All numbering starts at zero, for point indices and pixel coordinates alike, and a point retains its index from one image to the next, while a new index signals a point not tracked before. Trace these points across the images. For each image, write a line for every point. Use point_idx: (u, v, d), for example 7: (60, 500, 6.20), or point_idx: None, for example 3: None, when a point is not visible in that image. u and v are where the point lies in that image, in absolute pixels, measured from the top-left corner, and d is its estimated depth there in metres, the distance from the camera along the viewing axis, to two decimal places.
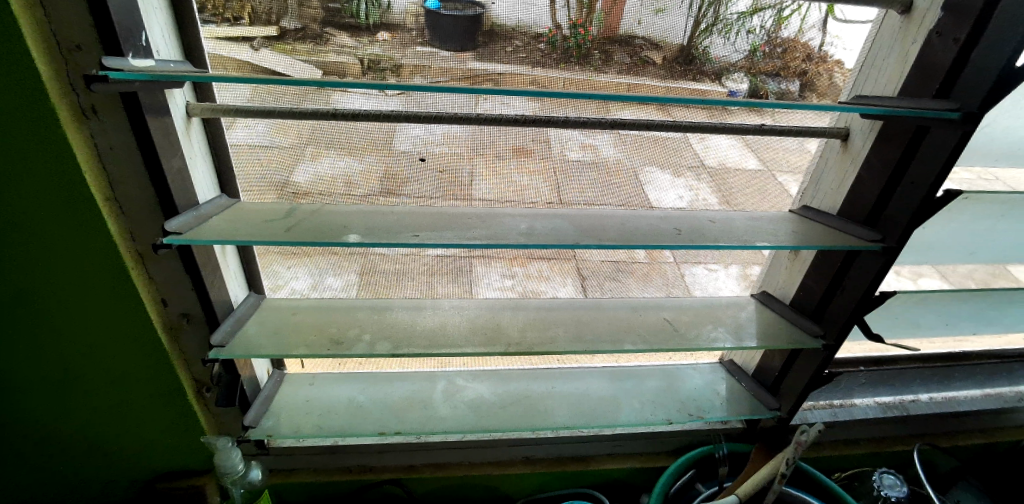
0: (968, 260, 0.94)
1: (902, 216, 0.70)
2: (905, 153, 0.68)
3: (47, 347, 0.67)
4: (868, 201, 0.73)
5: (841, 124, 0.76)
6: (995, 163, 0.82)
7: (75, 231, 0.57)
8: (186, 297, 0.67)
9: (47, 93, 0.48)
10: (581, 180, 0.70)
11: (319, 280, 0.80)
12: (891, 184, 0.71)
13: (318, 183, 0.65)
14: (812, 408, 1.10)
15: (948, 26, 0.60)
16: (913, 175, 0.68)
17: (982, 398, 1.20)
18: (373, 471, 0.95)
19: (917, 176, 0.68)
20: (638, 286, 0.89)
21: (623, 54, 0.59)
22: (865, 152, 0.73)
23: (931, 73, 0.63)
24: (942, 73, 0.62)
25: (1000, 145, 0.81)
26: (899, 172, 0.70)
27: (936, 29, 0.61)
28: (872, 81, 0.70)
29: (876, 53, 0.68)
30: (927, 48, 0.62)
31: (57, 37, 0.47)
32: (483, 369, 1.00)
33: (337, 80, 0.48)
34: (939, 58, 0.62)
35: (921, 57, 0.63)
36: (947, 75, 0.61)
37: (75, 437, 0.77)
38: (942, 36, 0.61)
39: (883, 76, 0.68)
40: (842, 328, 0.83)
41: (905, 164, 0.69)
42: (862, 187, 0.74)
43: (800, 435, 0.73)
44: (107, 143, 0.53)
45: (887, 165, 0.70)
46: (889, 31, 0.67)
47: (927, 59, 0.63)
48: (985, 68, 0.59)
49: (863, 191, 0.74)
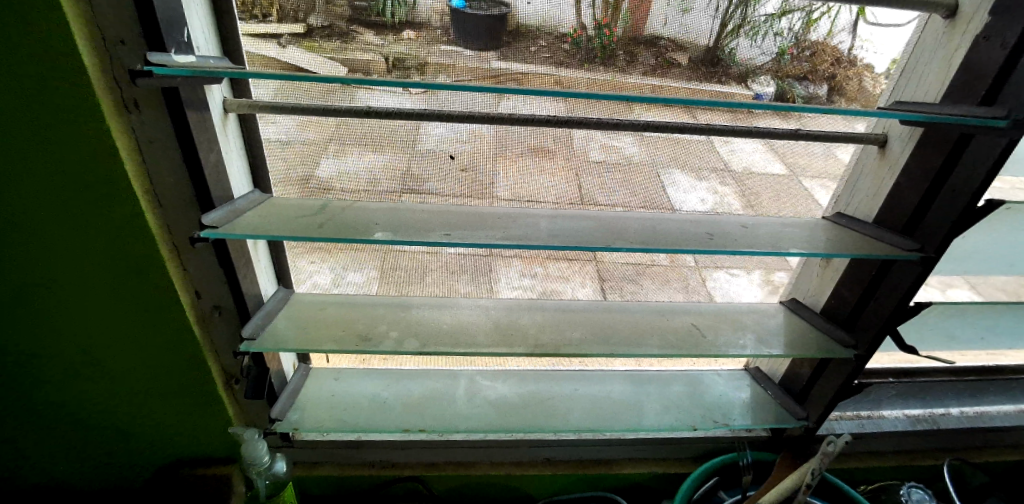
0: (1007, 272, 0.90)
1: (942, 224, 0.68)
2: (947, 161, 0.67)
3: (83, 335, 0.68)
4: (905, 209, 0.72)
5: (879, 130, 0.74)
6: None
7: (113, 224, 0.58)
8: (217, 289, 0.69)
9: (91, 87, 0.49)
10: (604, 180, 0.69)
11: (342, 276, 0.81)
12: (931, 193, 0.69)
13: (344, 179, 0.66)
14: (838, 418, 1.07)
15: (994, 30, 0.59)
16: (954, 183, 0.67)
17: (1015, 414, 1.16)
18: (394, 467, 0.96)
19: (958, 184, 0.66)
20: (655, 287, 0.86)
21: (648, 54, 0.58)
22: (904, 159, 0.72)
23: (975, 79, 0.61)
24: (988, 78, 0.60)
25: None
26: (939, 181, 0.68)
27: (983, 33, 0.60)
28: (914, 87, 0.67)
29: (918, 58, 0.66)
30: (971, 52, 0.61)
31: (103, 31, 0.48)
32: (502, 369, 1.00)
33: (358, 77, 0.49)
34: (984, 60, 0.60)
35: (967, 61, 0.61)
36: (994, 80, 0.59)
37: (107, 422, 0.79)
38: (989, 41, 0.59)
39: (926, 81, 0.66)
40: (874, 338, 0.81)
41: (944, 174, 0.68)
42: (901, 194, 0.72)
43: (827, 446, 0.71)
44: (147, 136, 0.54)
45: (927, 173, 0.69)
46: (931, 33, 0.65)
47: (973, 63, 0.61)
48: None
49: (900, 199, 0.72)
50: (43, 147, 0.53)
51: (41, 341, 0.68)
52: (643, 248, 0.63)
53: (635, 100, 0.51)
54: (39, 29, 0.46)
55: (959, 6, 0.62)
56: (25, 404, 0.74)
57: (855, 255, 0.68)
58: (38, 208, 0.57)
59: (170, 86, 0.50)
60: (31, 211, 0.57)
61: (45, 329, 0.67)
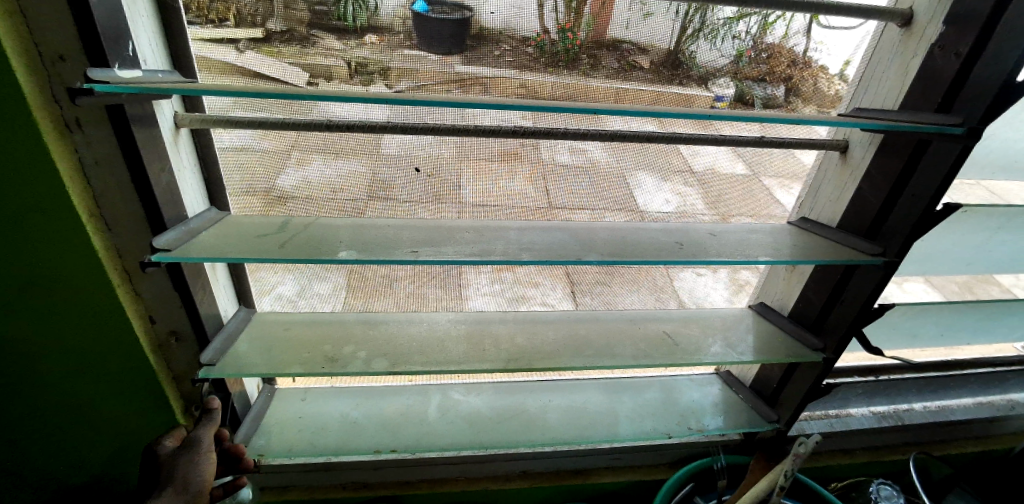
0: (965, 271, 0.94)
1: (903, 226, 0.71)
2: (907, 166, 0.69)
3: (26, 359, 0.63)
4: (869, 213, 0.74)
5: (840, 137, 0.77)
6: (990, 176, 0.83)
7: (59, 247, 0.55)
8: (175, 315, 0.65)
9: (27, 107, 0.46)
10: (572, 185, 0.69)
11: (307, 287, 0.78)
12: (893, 196, 0.71)
13: (306, 187, 0.64)
14: (809, 418, 1.09)
15: (949, 40, 0.62)
16: (914, 187, 0.69)
17: (974, 407, 1.20)
18: (370, 488, 0.92)
19: (918, 189, 0.68)
20: (625, 289, 0.87)
21: (611, 58, 0.59)
22: (865, 164, 0.74)
23: (935, 86, 0.64)
24: (946, 85, 0.63)
25: (995, 158, 0.82)
26: (901, 184, 0.70)
27: (939, 43, 0.63)
28: (871, 94, 0.71)
29: (875, 66, 0.70)
30: (929, 62, 0.64)
31: (40, 47, 0.44)
32: (477, 381, 0.98)
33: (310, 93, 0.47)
34: (941, 69, 0.63)
35: (924, 69, 0.64)
36: (949, 88, 0.63)
37: (55, 458, 0.74)
38: (944, 51, 0.62)
39: (884, 87, 0.70)
40: (841, 341, 0.82)
41: (905, 177, 0.70)
42: (863, 198, 0.75)
43: (798, 447, 0.72)
44: (92, 157, 0.51)
45: (888, 177, 0.71)
46: (887, 43, 0.69)
47: (930, 71, 0.64)
48: (988, 81, 0.59)
49: (864, 204, 0.75)
50: None
51: (15, 346, 0.62)
52: (616, 261, 0.63)
53: (602, 112, 0.52)
54: None
55: (914, 17, 0.65)
56: None
57: (822, 262, 0.69)
58: None
59: (113, 101, 0.46)
60: (4, 207, 0.51)
61: (19, 334, 0.61)
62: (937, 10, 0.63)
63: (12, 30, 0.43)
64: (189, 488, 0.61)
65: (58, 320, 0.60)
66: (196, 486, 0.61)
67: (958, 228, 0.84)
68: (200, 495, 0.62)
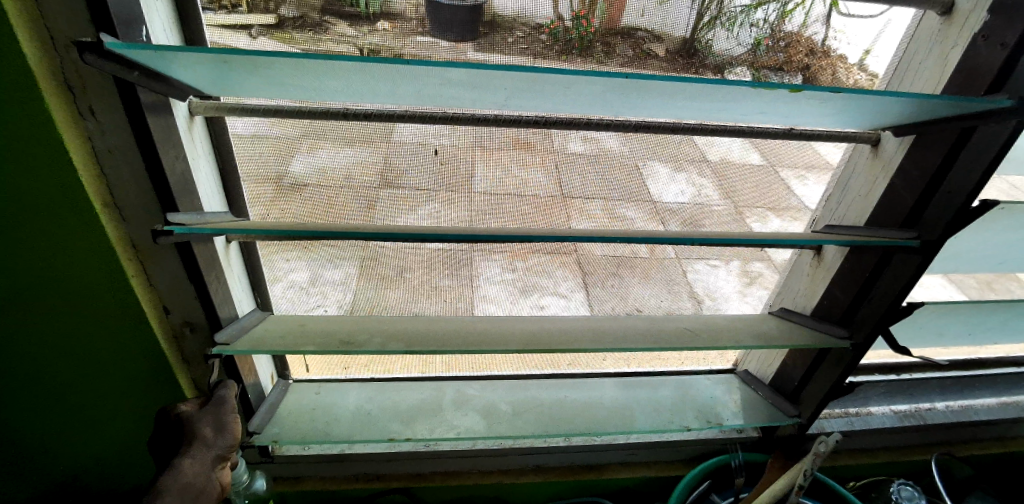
0: (995, 268, 0.91)
1: (937, 219, 0.68)
2: (945, 160, 0.66)
3: (47, 343, 0.64)
4: (903, 209, 0.72)
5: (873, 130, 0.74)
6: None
7: (76, 235, 0.56)
8: (185, 303, 0.65)
9: (39, 91, 0.47)
10: (583, 174, 0.69)
11: (318, 274, 0.78)
12: (928, 192, 0.69)
13: (319, 174, 0.65)
14: (828, 416, 1.07)
15: (994, 29, 0.59)
16: (951, 183, 0.66)
17: (998, 407, 1.16)
18: (382, 479, 0.93)
19: (954, 185, 0.66)
20: (640, 282, 0.87)
21: (626, 46, 0.59)
22: (897, 159, 0.72)
23: (975, 78, 0.61)
24: (988, 75, 0.60)
25: None
26: (936, 180, 0.68)
27: (981, 32, 0.60)
28: (908, 85, 0.70)
29: (911, 56, 0.69)
30: (972, 51, 0.61)
31: (54, 33, 0.45)
32: (491, 374, 0.97)
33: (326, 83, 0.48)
34: (984, 61, 0.60)
35: (965, 60, 0.62)
36: (995, 78, 0.60)
37: (78, 442, 0.75)
38: (988, 40, 0.60)
39: (922, 78, 0.68)
40: (869, 331, 0.80)
41: (943, 172, 0.67)
42: (896, 193, 0.72)
43: (819, 446, 0.71)
44: (105, 145, 0.52)
45: (924, 173, 0.68)
46: (926, 32, 0.67)
47: (969, 62, 0.62)
48: None
49: (897, 200, 0.73)
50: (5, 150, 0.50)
51: (36, 335, 0.63)
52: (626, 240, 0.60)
53: (622, 100, 0.52)
54: None
55: (955, 4, 0.62)
56: None
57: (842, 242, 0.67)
58: (4, 217, 0.54)
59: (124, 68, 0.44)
60: (24, 199, 0.52)
61: (38, 323, 0.62)
62: None
63: (30, 23, 0.45)
64: (217, 443, 0.61)
65: (73, 311, 0.62)
66: (224, 442, 0.61)
67: (997, 227, 0.80)
68: (229, 452, 0.62)
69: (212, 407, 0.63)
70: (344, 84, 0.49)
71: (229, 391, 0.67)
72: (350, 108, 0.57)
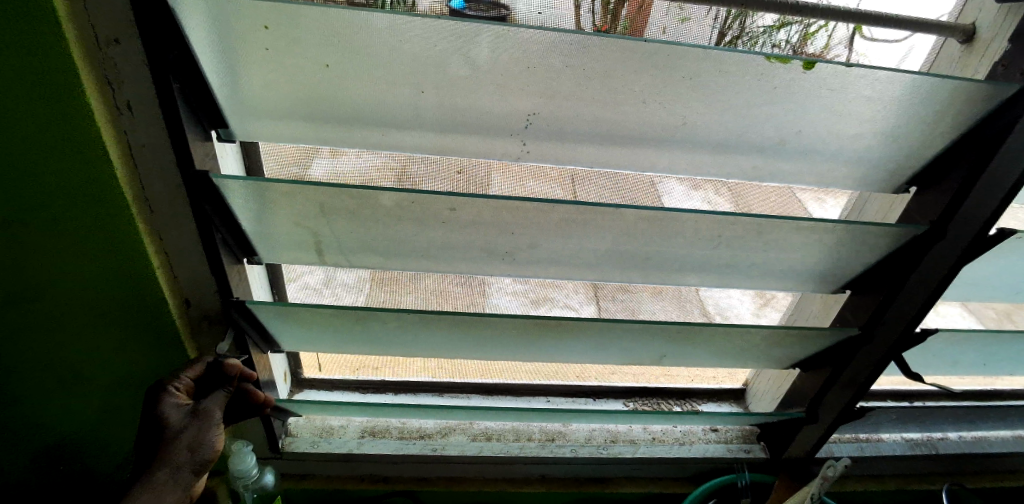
0: (1012, 296, 0.89)
1: (952, 250, 0.68)
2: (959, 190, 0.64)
3: (75, 331, 0.67)
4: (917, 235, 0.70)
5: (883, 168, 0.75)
6: None
7: (105, 226, 0.57)
8: (208, 295, 0.67)
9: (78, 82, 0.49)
10: (596, 187, 0.74)
11: (334, 276, 0.81)
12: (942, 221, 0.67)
13: (336, 177, 0.66)
14: (837, 440, 1.06)
15: (1014, 58, 0.58)
16: (966, 211, 0.65)
17: (1014, 440, 1.13)
18: (388, 481, 0.93)
19: (969, 212, 0.65)
20: (651, 297, 0.90)
21: None
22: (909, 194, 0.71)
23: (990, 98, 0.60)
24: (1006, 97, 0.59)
25: None
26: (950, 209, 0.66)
27: (1002, 61, 0.59)
28: None
29: None
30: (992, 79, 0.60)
31: (96, 29, 0.47)
32: (497, 382, 0.99)
33: (356, 62, 0.51)
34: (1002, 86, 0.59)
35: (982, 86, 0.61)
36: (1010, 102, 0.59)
37: (99, 429, 0.78)
38: (1007, 68, 0.58)
39: None
40: (884, 355, 0.79)
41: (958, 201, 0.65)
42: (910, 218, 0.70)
43: (827, 469, 0.72)
44: (138, 139, 0.54)
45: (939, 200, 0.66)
46: (948, 58, 0.67)
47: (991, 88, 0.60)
48: None
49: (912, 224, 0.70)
50: (44, 143, 0.52)
51: (65, 322, 0.66)
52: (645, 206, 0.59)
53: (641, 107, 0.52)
54: (29, 28, 0.46)
55: (976, 32, 0.62)
56: (14, 410, 0.73)
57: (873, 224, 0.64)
58: (41, 208, 0.56)
59: (164, 47, 0.47)
60: (59, 191, 0.54)
61: (67, 311, 0.65)
62: (1000, 27, 0.60)
63: (75, 21, 0.47)
64: (188, 462, 0.59)
65: (99, 300, 0.64)
66: (198, 461, 0.60)
67: (1020, 257, 0.79)
68: (203, 465, 0.61)
69: (193, 418, 0.60)
70: (361, 66, 0.52)
71: (217, 400, 0.62)
72: (331, 113, 0.56)
